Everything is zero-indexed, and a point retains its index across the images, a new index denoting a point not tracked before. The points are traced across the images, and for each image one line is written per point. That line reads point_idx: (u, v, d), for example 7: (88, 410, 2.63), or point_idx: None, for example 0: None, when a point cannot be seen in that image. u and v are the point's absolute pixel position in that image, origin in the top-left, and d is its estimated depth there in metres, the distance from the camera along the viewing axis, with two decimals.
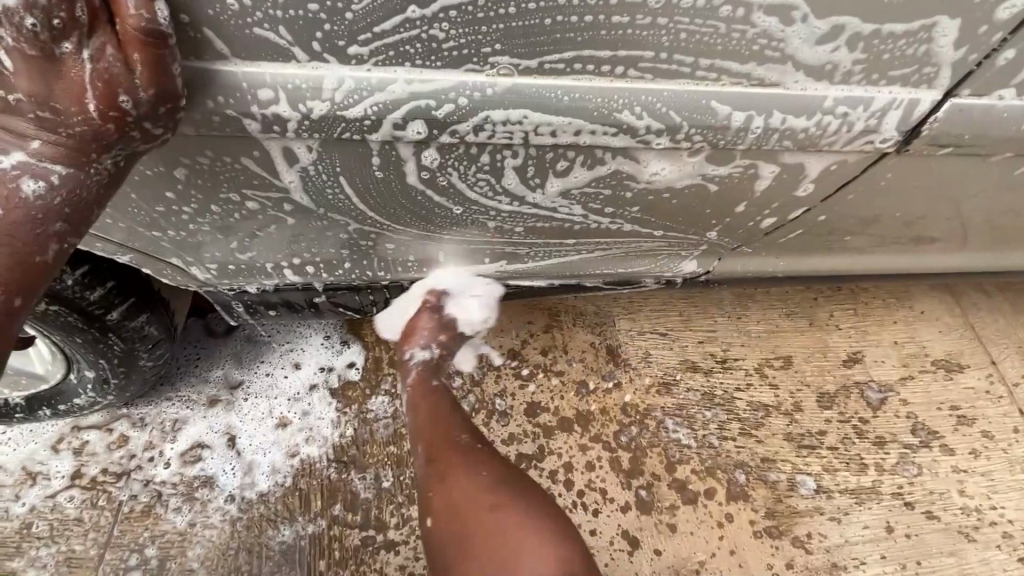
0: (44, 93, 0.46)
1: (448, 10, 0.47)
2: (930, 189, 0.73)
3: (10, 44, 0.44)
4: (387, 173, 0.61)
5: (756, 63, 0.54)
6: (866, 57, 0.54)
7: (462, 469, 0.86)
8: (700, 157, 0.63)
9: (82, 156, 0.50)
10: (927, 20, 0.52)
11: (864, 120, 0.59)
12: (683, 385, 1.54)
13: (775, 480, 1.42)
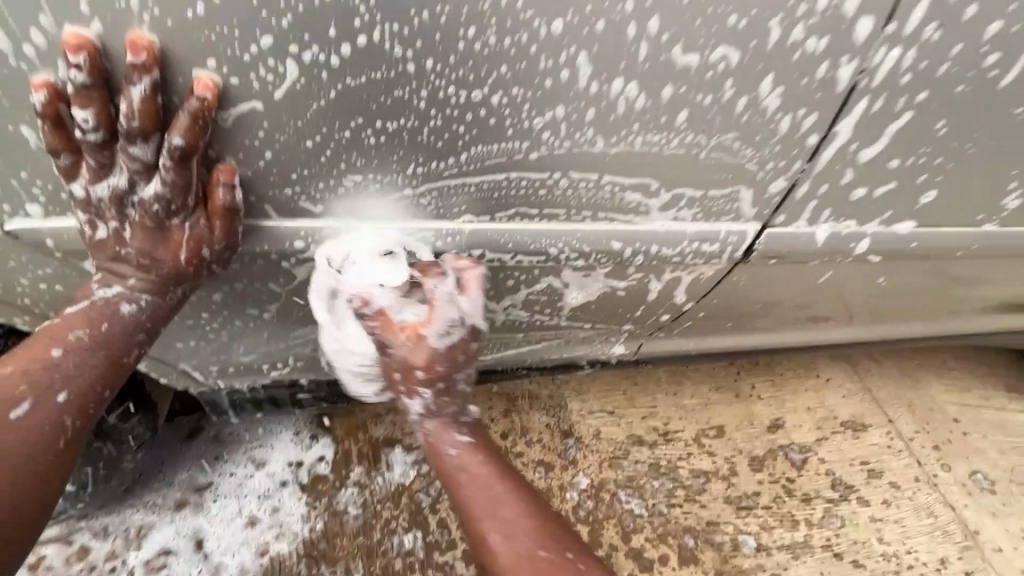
0: (150, 248, 0.64)
1: (433, 190, 0.67)
2: (799, 281, 0.94)
3: (136, 217, 0.62)
4: (379, 288, 0.80)
5: (630, 216, 0.76)
6: (701, 210, 0.77)
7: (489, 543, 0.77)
8: (608, 270, 0.85)
9: (165, 289, 0.68)
10: (733, 188, 0.74)
11: (717, 248, 0.82)
12: (631, 458, 1.70)
13: (720, 542, 1.57)
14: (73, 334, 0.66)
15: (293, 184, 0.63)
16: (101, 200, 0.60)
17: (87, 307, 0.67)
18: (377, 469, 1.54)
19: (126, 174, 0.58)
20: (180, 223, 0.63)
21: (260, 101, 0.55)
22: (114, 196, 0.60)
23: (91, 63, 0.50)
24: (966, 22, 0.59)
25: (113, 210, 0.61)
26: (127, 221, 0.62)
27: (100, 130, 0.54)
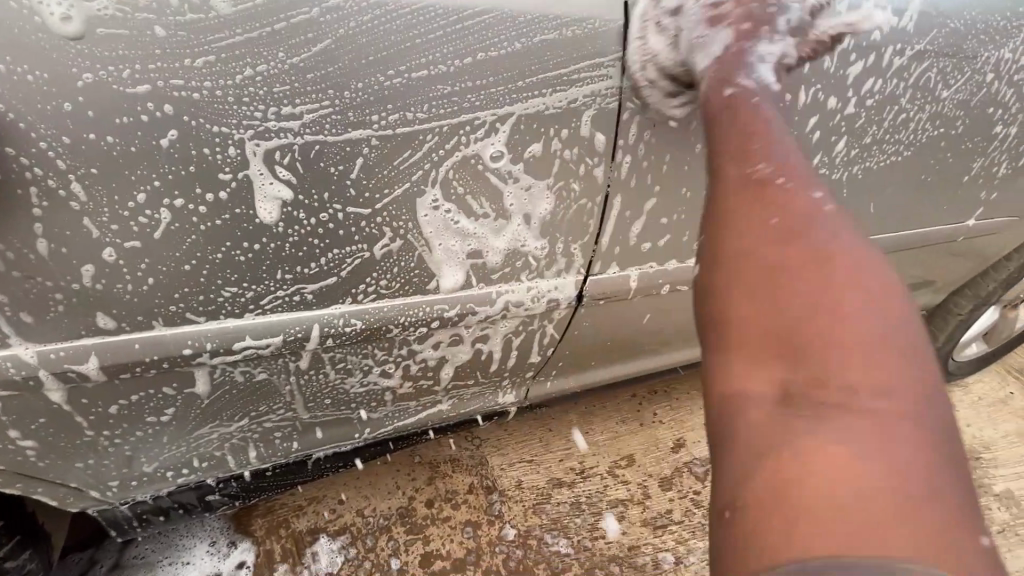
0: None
1: (306, 288, 0.80)
2: (641, 309, 1.14)
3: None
4: (270, 374, 0.90)
5: (479, 286, 0.93)
6: (533, 277, 0.96)
7: (847, 274, 0.58)
8: (471, 338, 1.01)
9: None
10: (553, 256, 0.94)
11: (549, 299, 0.99)
12: (554, 501, 1.80)
13: (643, 562, 1.67)
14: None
15: (179, 300, 0.74)
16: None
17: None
18: (302, 563, 1.55)
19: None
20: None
21: (141, 241, 0.68)
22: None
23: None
24: (669, 126, 0.85)
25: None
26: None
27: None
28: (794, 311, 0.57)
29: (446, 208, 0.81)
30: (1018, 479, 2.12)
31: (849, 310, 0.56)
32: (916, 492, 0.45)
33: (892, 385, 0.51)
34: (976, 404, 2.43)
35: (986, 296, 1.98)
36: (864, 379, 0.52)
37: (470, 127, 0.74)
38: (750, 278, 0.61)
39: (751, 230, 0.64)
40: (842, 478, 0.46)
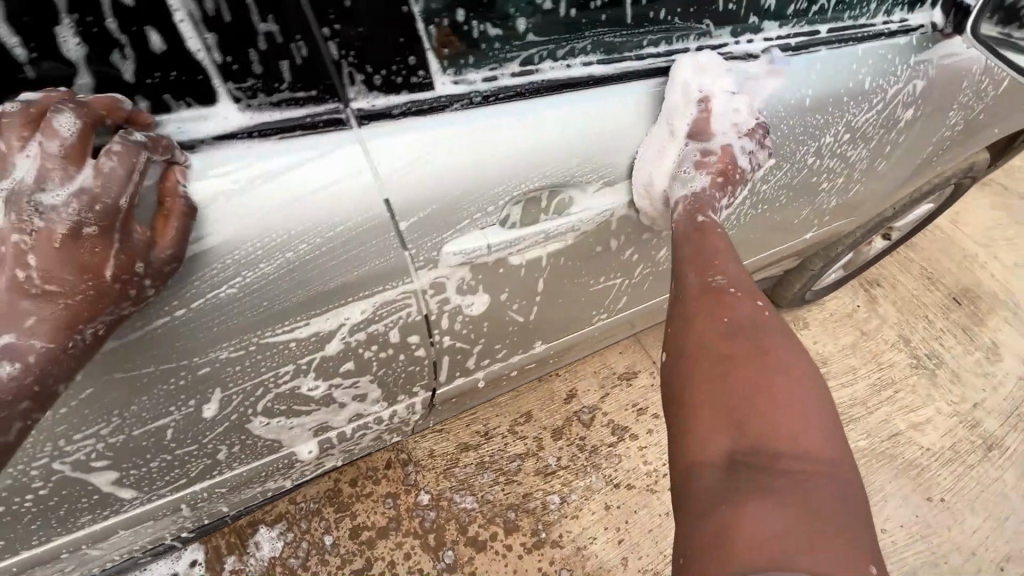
0: (64, 278, 0.74)
1: (158, 493, 1.09)
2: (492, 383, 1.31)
3: (52, 234, 0.72)
4: (149, 526, 1.16)
5: None
6: None
7: (811, 378, 0.93)
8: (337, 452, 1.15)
9: (67, 335, 0.77)
10: None
11: None
12: (461, 464, 2.13)
13: (534, 505, 2.08)
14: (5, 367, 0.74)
15: None
16: (18, 205, 0.71)
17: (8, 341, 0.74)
18: (247, 552, 1.84)
19: (82, 223, 0.73)
20: (56, 280, 0.74)
21: None
22: (33, 205, 0.71)
23: (172, 179, 0.81)
24: None
25: (15, 222, 0.71)
26: (30, 235, 0.72)
27: (86, 185, 0.73)
28: (780, 385, 0.90)
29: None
30: (842, 388, 2.62)
31: (798, 395, 0.90)
32: (788, 514, 0.77)
33: (795, 443, 0.84)
34: (826, 322, 2.85)
35: (834, 256, 2.24)
36: (777, 423, 0.86)
37: (272, 379, 1.02)
38: (751, 347, 0.95)
39: (780, 332, 0.99)
40: (758, 502, 0.79)
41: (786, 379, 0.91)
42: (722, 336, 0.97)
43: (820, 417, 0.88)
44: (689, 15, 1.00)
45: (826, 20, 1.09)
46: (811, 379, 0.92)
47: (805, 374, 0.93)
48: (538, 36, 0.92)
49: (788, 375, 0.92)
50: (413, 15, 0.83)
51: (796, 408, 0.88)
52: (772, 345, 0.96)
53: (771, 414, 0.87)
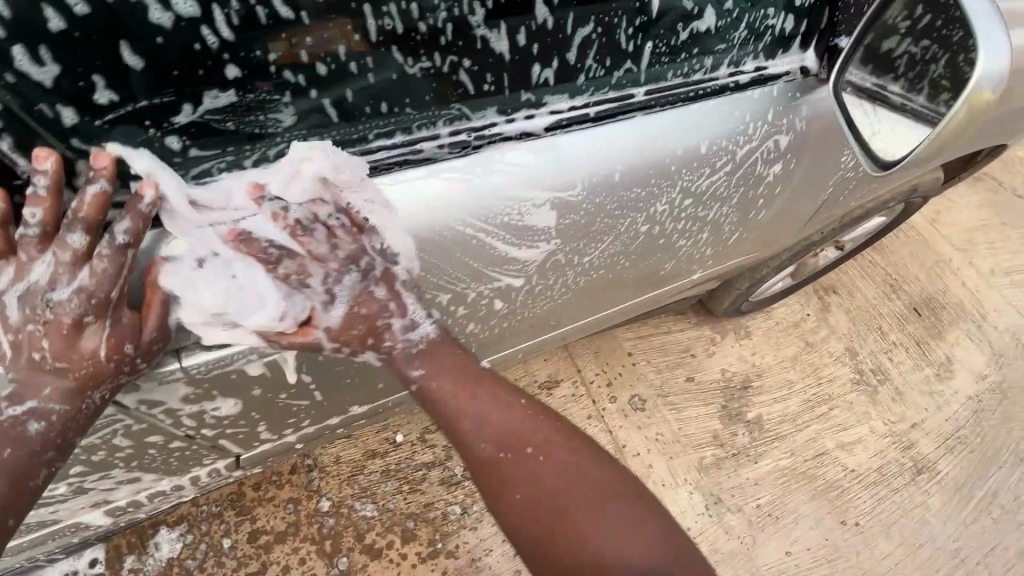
0: (70, 360, 0.65)
1: None
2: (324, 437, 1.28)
3: (58, 322, 0.63)
4: None
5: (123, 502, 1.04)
6: (179, 480, 1.07)
7: (569, 462, 0.84)
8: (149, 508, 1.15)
9: (80, 399, 0.67)
10: (189, 469, 1.04)
11: (206, 478, 1.12)
12: (366, 471, 2.16)
13: (434, 515, 2.11)
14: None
15: None
16: (26, 297, 0.62)
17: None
18: (146, 553, 1.91)
19: (80, 313, 0.63)
20: (147, 327, 0.67)
21: None
22: (40, 297, 0.62)
23: (152, 268, 0.66)
24: (241, 399, 0.88)
25: (28, 309, 0.62)
26: (41, 322, 0.63)
27: (86, 270, 0.62)
28: (565, 495, 0.81)
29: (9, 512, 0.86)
30: (774, 403, 2.55)
31: (578, 496, 0.81)
32: None
33: (615, 555, 0.76)
34: (769, 332, 2.74)
35: (761, 277, 2.12)
36: (585, 551, 0.77)
37: None
38: (524, 482, 0.82)
39: (537, 426, 0.88)
40: None
41: (567, 462, 0.84)
42: (493, 430, 0.87)
43: (596, 495, 0.81)
44: (449, 100, 0.75)
45: (639, 86, 0.90)
46: (565, 463, 0.84)
47: (567, 468, 0.83)
48: (211, 151, 0.65)
49: (561, 480, 0.82)
50: (5, 155, 0.56)
51: (590, 515, 0.79)
52: (531, 461, 0.83)
53: (567, 504, 0.80)
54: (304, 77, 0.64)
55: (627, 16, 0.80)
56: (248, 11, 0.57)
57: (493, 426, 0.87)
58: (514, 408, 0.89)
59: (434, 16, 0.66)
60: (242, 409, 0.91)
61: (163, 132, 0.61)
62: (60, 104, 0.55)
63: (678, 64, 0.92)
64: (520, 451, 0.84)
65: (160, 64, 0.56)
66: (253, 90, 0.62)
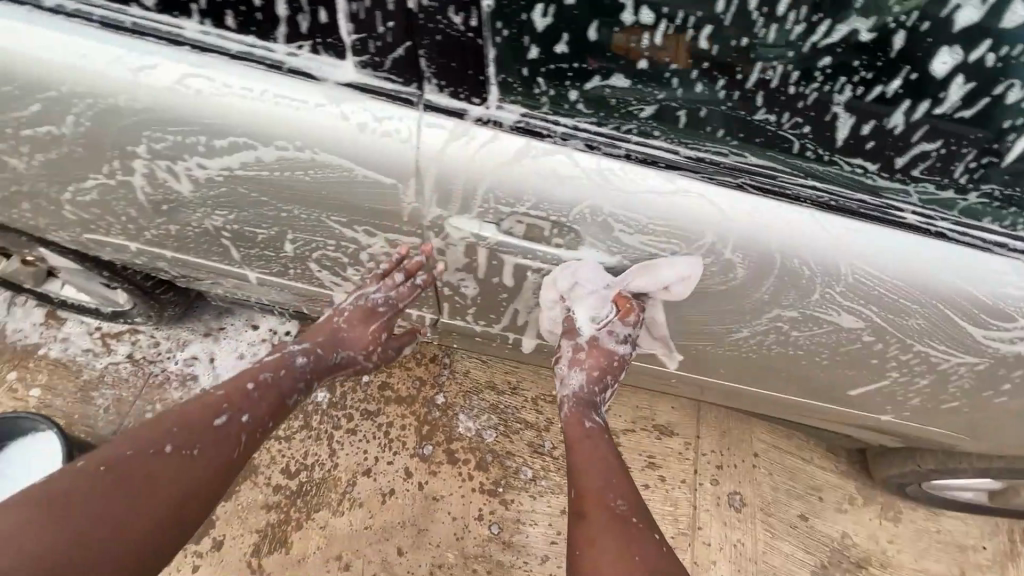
0: (357, 323, 1.30)
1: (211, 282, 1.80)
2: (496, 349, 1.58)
3: (358, 312, 1.27)
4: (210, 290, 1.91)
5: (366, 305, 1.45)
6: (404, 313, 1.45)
7: (644, 549, 1.02)
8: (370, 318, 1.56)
9: (333, 350, 1.29)
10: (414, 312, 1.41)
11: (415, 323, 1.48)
12: (479, 396, 2.48)
13: (508, 464, 2.35)
14: (262, 376, 1.21)
15: (195, 253, 1.39)
16: (359, 301, 1.26)
17: (280, 359, 1.26)
18: None
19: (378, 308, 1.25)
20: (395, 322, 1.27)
21: (173, 234, 1.30)
22: (365, 299, 1.25)
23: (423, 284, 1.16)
24: (482, 281, 1.17)
25: (356, 306, 1.27)
26: (352, 309, 1.27)
27: (392, 293, 1.20)
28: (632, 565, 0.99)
29: (326, 272, 1.29)
30: None
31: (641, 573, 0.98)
32: None
33: None
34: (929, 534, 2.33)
35: (952, 469, 1.83)
36: None
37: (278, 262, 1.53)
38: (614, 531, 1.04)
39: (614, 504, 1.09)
40: None
41: (647, 536, 1.05)
42: (609, 489, 1.12)
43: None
44: (772, 149, 0.88)
45: (949, 215, 0.92)
46: (645, 548, 1.02)
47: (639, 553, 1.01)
48: (589, 109, 0.88)
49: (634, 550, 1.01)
50: (488, 60, 0.84)
51: None
52: (619, 519, 1.06)
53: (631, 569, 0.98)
54: (681, 88, 0.83)
55: (977, 151, 0.83)
56: (682, 30, 0.77)
57: (593, 486, 1.12)
58: (590, 468, 1.15)
59: (805, 84, 0.79)
60: (480, 288, 1.20)
61: (572, 86, 0.86)
62: (536, 43, 0.81)
63: (1002, 213, 0.90)
64: (626, 517, 1.07)
65: (604, 44, 0.80)
66: (644, 83, 0.83)
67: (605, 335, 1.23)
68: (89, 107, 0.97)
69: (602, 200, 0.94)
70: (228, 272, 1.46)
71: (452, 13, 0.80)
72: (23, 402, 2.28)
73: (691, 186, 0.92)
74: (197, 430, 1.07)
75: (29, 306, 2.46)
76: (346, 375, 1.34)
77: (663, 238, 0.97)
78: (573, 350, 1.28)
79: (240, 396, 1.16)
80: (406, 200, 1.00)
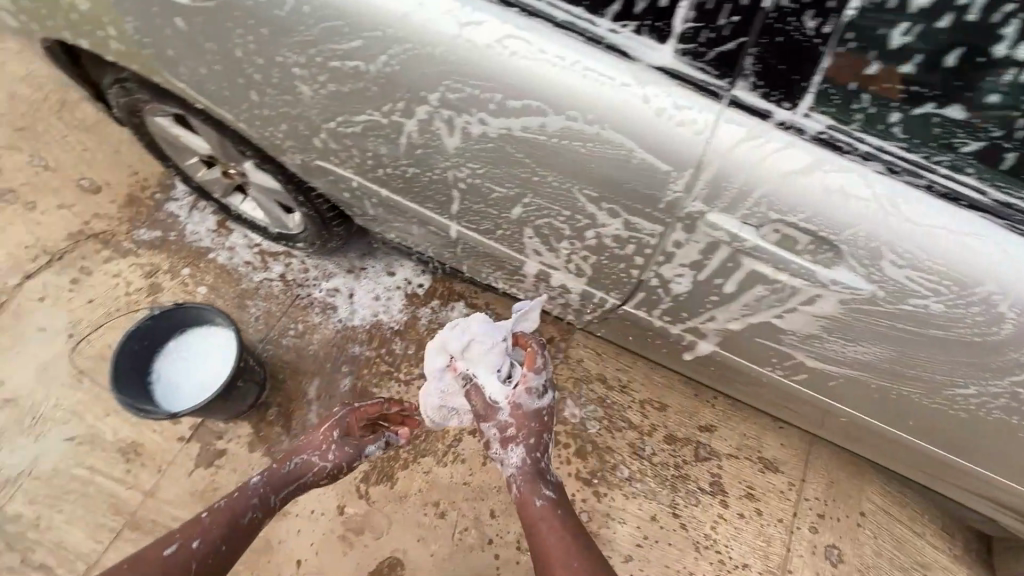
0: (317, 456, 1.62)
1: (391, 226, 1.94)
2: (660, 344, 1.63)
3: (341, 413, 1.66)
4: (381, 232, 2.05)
5: (555, 276, 1.50)
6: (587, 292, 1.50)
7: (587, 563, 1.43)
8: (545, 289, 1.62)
9: (290, 474, 1.60)
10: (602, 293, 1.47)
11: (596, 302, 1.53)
12: (588, 385, 2.51)
13: (607, 459, 2.37)
14: (207, 513, 1.48)
15: (413, 197, 1.49)
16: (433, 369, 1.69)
17: (240, 493, 1.54)
18: (445, 306, 2.61)
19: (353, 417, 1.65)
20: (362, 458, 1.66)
21: (406, 177, 1.40)
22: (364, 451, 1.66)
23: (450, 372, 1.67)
24: (701, 279, 1.20)
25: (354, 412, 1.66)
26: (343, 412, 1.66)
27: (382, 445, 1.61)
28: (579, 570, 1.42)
29: (537, 240, 1.36)
30: None
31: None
32: None
33: None
34: None
35: None
36: None
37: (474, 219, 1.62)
38: None
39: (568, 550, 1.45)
40: None
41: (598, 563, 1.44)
42: (559, 549, 1.46)
43: None
44: None
45: None
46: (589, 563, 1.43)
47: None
48: (904, 134, 0.87)
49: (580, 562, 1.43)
50: (820, 69, 0.85)
51: None
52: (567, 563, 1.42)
53: None
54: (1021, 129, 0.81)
55: None
56: None
57: (551, 553, 1.46)
58: (539, 540, 1.50)
59: None
60: (694, 286, 1.23)
61: (897, 108, 0.85)
62: (880, 60, 0.81)
63: None
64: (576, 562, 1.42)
65: (955, 73, 0.79)
66: (980, 118, 0.82)
67: (530, 396, 1.59)
68: (404, 51, 1.06)
69: (884, 228, 0.93)
70: (432, 220, 1.57)
71: (808, 18, 0.82)
72: (191, 295, 2.54)
73: (985, 232, 0.90)
74: (139, 564, 1.35)
75: (206, 212, 2.73)
76: (323, 480, 1.63)
77: (935, 280, 0.95)
78: (500, 429, 1.61)
79: (196, 526, 1.46)
80: (671, 188, 1.03)
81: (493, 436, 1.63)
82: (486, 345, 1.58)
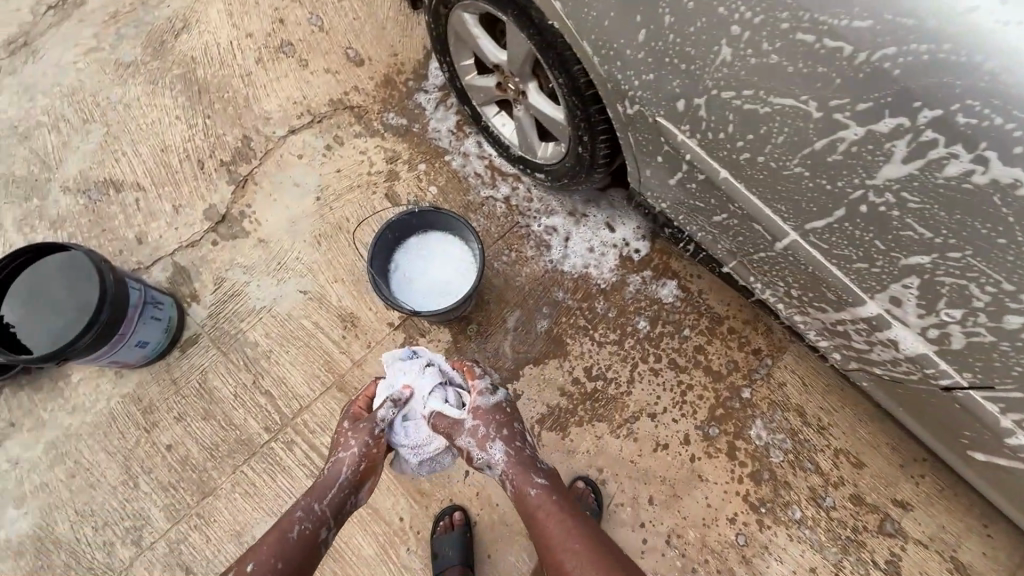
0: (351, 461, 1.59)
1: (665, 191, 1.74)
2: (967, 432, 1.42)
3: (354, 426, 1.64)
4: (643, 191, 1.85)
5: (895, 328, 1.30)
6: (924, 358, 1.30)
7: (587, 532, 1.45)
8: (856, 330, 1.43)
9: (333, 485, 1.56)
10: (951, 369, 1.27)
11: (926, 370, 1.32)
12: (783, 413, 2.32)
13: (781, 493, 2.23)
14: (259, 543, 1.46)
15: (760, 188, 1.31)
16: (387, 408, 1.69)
17: (285, 516, 1.51)
18: (656, 281, 2.48)
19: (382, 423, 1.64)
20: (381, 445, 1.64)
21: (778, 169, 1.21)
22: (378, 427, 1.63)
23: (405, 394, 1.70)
24: None
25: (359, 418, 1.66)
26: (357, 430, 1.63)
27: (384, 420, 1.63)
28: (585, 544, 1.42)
29: (916, 292, 1.17)
30: None
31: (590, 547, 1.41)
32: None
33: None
34: None
35: None
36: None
37: None
38: None
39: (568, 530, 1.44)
40: None
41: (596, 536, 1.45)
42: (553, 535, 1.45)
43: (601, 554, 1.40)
44: None
45: None
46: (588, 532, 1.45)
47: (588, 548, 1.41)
48: None
49: (584, 535, 1.43)
50: None
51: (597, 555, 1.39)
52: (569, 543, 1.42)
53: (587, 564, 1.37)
54: None
55: None
56: None
57: (547, 538, 1.45)
58: (537, 524, 1.48)
59: None
60: None
61: None
62: None
63: None
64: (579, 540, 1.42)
65: None
66: None
67: (483, 397, 1.69)
68: (942, 54, 0.88)
69: None
70: (765, 221, 1.37)
71: None
72: (422, 193, 2.61)
73: None
74: None
75: (450, 111, 2.71)
76: (359, 467, 1.58)
77: None
78: (473, 436, 1.59)
79: (247, 556, 1.43)
80: None
81: (468, 445, 1.58)
82: (418, 373, 1.76)
